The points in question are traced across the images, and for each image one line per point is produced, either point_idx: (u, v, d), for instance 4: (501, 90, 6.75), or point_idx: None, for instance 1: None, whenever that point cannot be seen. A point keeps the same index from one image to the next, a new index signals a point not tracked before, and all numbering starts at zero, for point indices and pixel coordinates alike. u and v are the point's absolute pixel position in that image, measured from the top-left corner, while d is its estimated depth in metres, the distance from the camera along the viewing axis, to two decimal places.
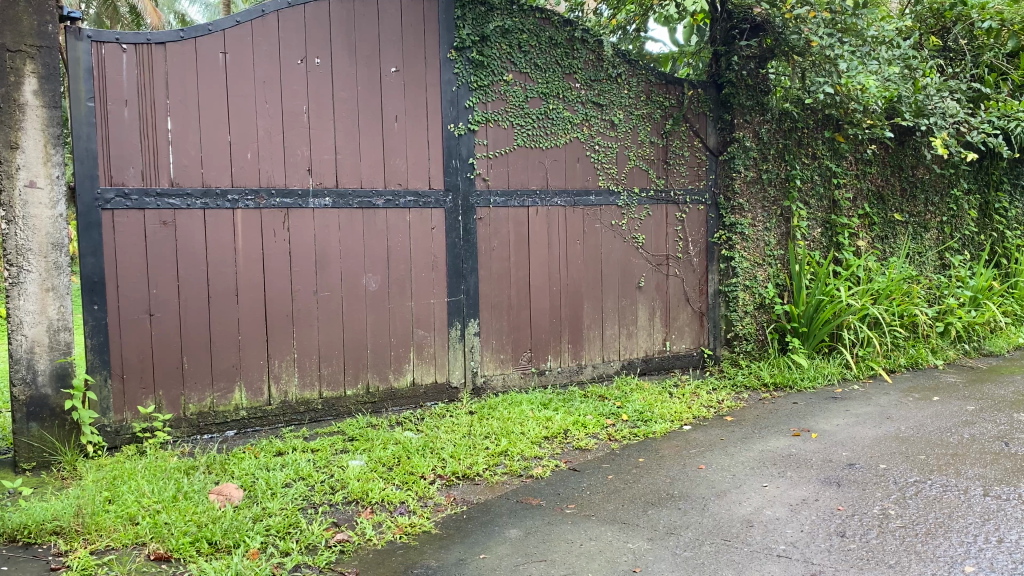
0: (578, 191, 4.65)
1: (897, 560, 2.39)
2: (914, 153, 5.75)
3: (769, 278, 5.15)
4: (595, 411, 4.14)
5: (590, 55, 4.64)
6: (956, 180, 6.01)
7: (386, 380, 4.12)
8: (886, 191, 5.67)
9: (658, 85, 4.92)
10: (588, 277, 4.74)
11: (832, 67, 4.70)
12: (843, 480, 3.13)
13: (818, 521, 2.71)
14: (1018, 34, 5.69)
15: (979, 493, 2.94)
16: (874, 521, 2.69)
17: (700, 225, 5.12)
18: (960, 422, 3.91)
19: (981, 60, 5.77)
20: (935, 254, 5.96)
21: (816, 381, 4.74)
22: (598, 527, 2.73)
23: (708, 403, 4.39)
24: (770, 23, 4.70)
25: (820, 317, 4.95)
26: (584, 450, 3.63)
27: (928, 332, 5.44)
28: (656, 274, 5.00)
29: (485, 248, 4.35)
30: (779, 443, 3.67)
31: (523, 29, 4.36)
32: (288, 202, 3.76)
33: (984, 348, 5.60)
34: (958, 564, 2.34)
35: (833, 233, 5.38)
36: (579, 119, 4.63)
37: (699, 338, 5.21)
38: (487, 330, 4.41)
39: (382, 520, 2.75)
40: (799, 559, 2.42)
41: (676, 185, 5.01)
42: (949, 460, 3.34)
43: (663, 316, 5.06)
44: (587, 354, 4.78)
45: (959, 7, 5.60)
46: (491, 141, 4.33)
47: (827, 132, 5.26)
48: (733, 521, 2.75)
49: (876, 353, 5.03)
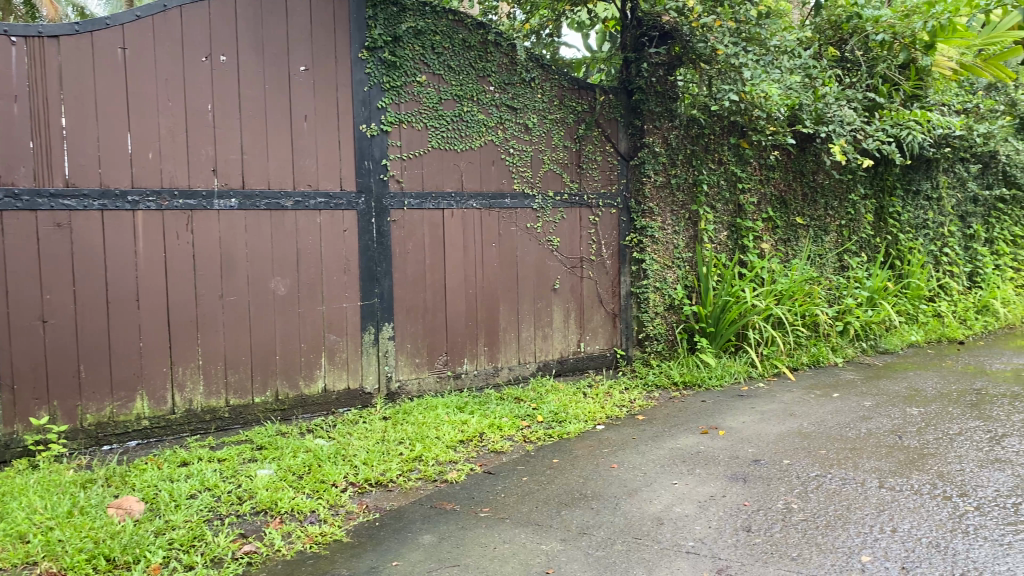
0: (493, 194, 4.66)
1: (799, 553, 2.47)
2: (814, 159, 5.97)
3: (678, 279, 5.31)
4: (511, 413, 4.14)
5: (504, 58, 4.64)
6: (853, 185, 6.27)
7: (296, 386, 4.02)
8: (789, 196, 5.88)
9: (570, 89, 4.96)
10: (504, 279, 4.74)
11: (736, 75, 4.89)
12: (749, 476, 3.22)
13: (725, 517, 2.78)
14: (909, 47, 6.00)
15: (874, 485, 3.07)
16: (777, 515, 2.78)
17: (612, 228, 5.19)
18: (858, 418, 4.08)
19: (876, 70, 6.07)
20: (835, 256, 6.21)
21: (723, 379, 4.90)
22: (512, 529, 2.74)
23: (620, 402, 4.46)
24: (679, 30, 4.84)
25: (726, 317, 5.12)
26: (499, 452, 3.64)
27: (829, 330, 5.67)
28: (570, 276, 5.04)
29: (399, 251, 4.30)
30: (688, 441, 3.76)
31: (436, 30, 4.33)
32: (192, 203, 3.64)
33: (879, 346, 5.89)
34: (855, 553, 2.44)
35: (737, 236, 5.58)
36: (493, 122, 4.64)
37: (612, 339, 5.27)
38: (401, 333, 4.36)
39: (292, 529, 2.69)
40: (706, 555, 2.47)
41: (590, 189, 5.07)
42: (848, 454, 3.48)
43: (577, 317, 5.10)
44: (504, 356, 4.78)
45: (855, 20, 5.90)
46: (405, 142, 4.29)
47: (732, 138, 5.43)
48: (644, 519, 2.80)
49: (779, 352, 5.25)
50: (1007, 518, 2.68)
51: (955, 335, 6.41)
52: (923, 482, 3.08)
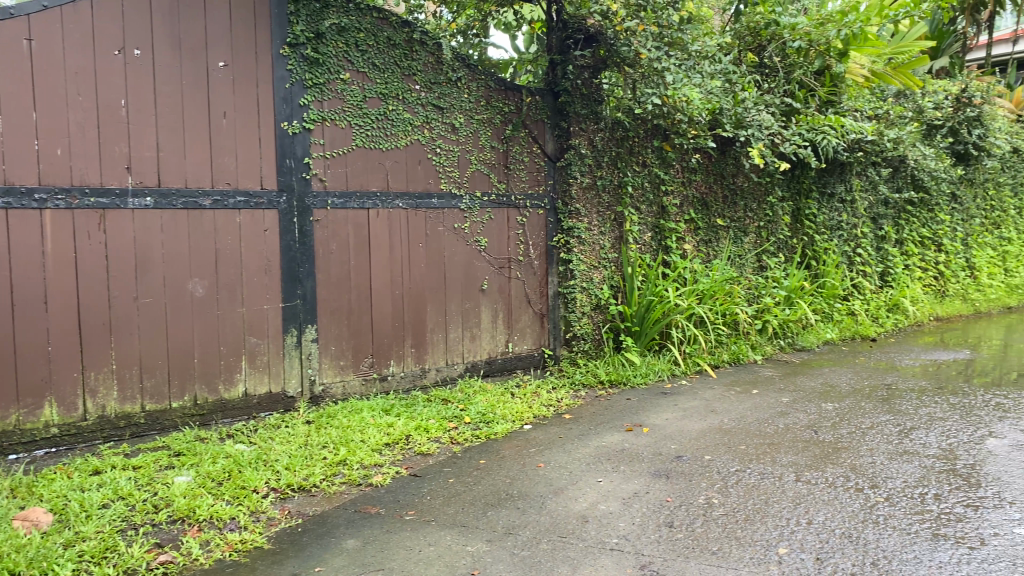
0: (420, 194, 4.62)
1: (719, 547, 2.52)
2: (734, 162, 6.11)
3: (604, 279, 5.37)
4: (438, 414, 4.12)
5: (430, 57, 4.60)
6: (771, 187, 6.45)
7: (215, 391, 3.91)
8: (710, 198, 6.01)
9: (498, 90, 4.95)
10: (431, 280, 4.70)
11: (659, 79, 5.01)
12: (672, 472, 3.28)
13: (648, 513, 2.82)
14: (824, 54, 6.28)
15: (791, 478, 3.16)
16: (699, 510, 2.83)
17: (540, 228, 5.19)
18: (776, 413, 4.20)
19: (793, 77, 6.28)
20: (754, 256, 6.38)
21: (647, 377, 5.00)
22: (438, 531, 2.72)
23: (547, 401, 4.49)
24: (603, 33, 4.92)
25: (651, 316, 5.24)
26: (426, 454, 3.62)
27: (748, 329, 5.82)
28: (499, 276, 5.03)
29: (322, 251, 4.23)
30: (613, 439, 3.80)
31: (360, 27, 4.28)
32: (104, 201, 3.51)
33: (796, 344, 6.09)
34: (773, 546, 2.51)
35: (661, 237, 5.68)
36: (419, 121, 4.60)
37: (540, 339, 5.27)
38: (325, 335, 4.28)
39: (210, 537, 2.62)
40: (630, 551, 2.51)
41: (517, 190, 5.06)
42: (766, 449, 3.57)
43: (505, 318, 5.09)
44: (431, 358, 4.74)
45: (773, 27, 6.10)
46: (328, 141, 4.22)
47: (656, 141, 5.53)
48: (569, 517, 2.82)
49: (701, 350, 5.39)
50: (914, 508, 2.79)
51: (867, 332, 6.66)
52: (837, 474, 3.19)
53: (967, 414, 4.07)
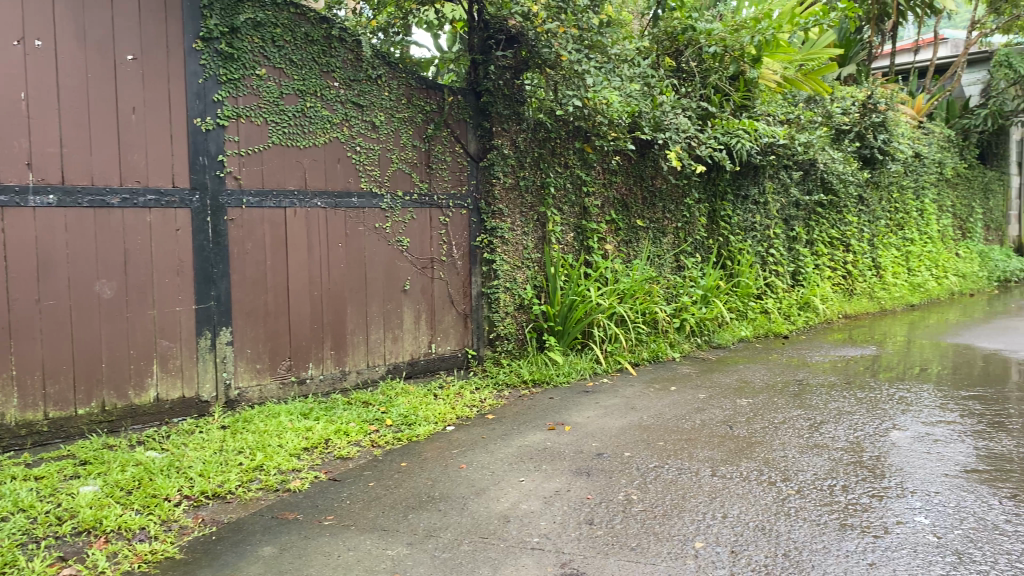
0: (339, 193, 4.54)
1: (637, 543, 2.55)
2: (653, 165, 6.22)
3: (527, 279, 5.39)
4: (359, 417, 4.06)
5: (349, 55, 4.53)
6: (689, 189, 6.60)
7: (124, 397, 3.76)
8: (630, 199, 6.11)
9: (419, 89, 4.90)
10: (351, 281, 4.63)
11: (579, 82, 5.04)
12: (592, 470, 3.31)
13: (569, 511, 2.85)
14: (738, 60, 6.41)
15: (707, 473, 3.23)
16: (618, 507, 2.87)
17: (462, 229, 5.16)
18: (693, 409, 4.30)
19: (709, 81, 6.44)
20: (673, 256, 6.51)
21: (570, 376, 5.05)
22: (357, 536, 2.68)
23: (471, 402, 4.48)
24: (524, 35, 4.91)
25: (573, 316, 5.30)
26: (346, 458, 3.56)
27: (667, 327, 5.95)
28: (421, 277, 4.99)
29: (237, 251, 4.13)
30: (536, 438, 3.82)
31: (276, 23, 4.19)
32: (2, 199, 3.34)
33: (713, 341, 6.26)
34: (689, 540, 2.56)
35: (583, 237, 5.73)
36: (338, 119, 4.52)
37: (463, 339, 5.24)
38: (241, 337, 4.17)
39: (118, 549, 2.52)
40: (551, 550, 2.52)
41: (440, 189, 5.03)
42: (684, 445, 3.64)
43: (428, 318, 5.05)
44: (352, 360, 4.67)
45: (689, 32, 6.21)
46: (243, 138, 4.12)
47: (577, 142, 5.59)
48: (490, 518, 2.81)
49: (622, 348, 5.48)
50: (823, 499, 2.89)
51: (779, 329, 6.88)
52: (751, 468, 3.27)
53: (872, 408, 4.24)
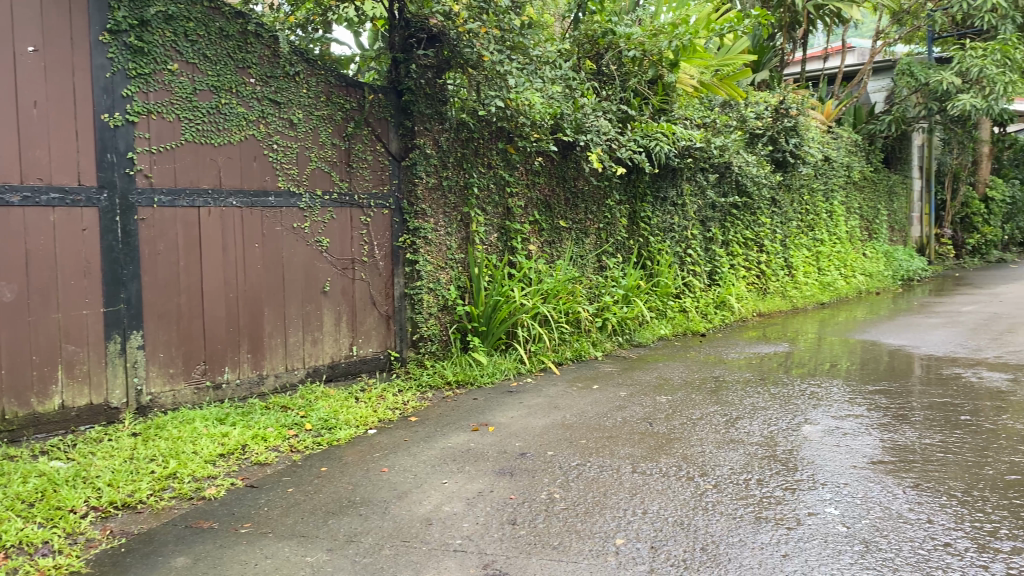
0: (256, 192, 4.43)
1: (560, 541, 2.57)
2: (575, 166, 6.29)
3: (451, 280, 5.37)
4: (277, 422, 3.97)
5: (265, 51, 4.43)
6: (610, 191, 6.68)
7: (27, 405, 3.58)
8: (553, 200, 6.15)
9: (338, 86, 4.83)
10: (268, 282, 4.52)
11: (501, 82, 5.07)
12: (516, 470, 3.32)
13: (491, 512, 2.84)
14: (656, 64, 6.55)
15: (628, 470, 3.28)
16: (541, 506, 2.88)
17: (384, 229, 5.10)
18: (615, 407, 4.35)
19: (628, 84, 6.54)
20: (595, 256, 6.59)
21: (494, 376, 5.06)
22: (275, 543, 2.62)
23: (393, 404, 4.43)
24: (446, 34, 4.85)
25: (497, 316, 5.31)
26: (264, 464, 3.48)
27: (590, 326, 6.01)
28: (341, 278, 4.91)
29: (148, 252, 3.98)
30: (459, 439, 3.80)
31: (189, 16, 4.06)
32: None
33: (634, 340, 6.35)
34: (611, 537, 2.59)
35: (506, 238, 5.74)
36: (255, 116, 4.41)
37: (386, 341, 5.17)
38: (153, 341, 4.03)
39: (18, 565, 2.39)
40: (473, 551, 2.51)
41: (360, 189, 4.96)
42: (605, 443, 3.68)
43: (349, 320, 4.98)
44: (270, 363, 4.56)
45: (609, 36, 6.31)
46: (154, 135, 3.98)
47: (500, 143, 5.61)
48: (413, 521, 2.79)
49: (546, 348, 5.52)
50: (740, 493, 2.97)
51: (697, 328, 7.04)
52: (670, 464, 3.33)
53: (785, 403, 4.38)
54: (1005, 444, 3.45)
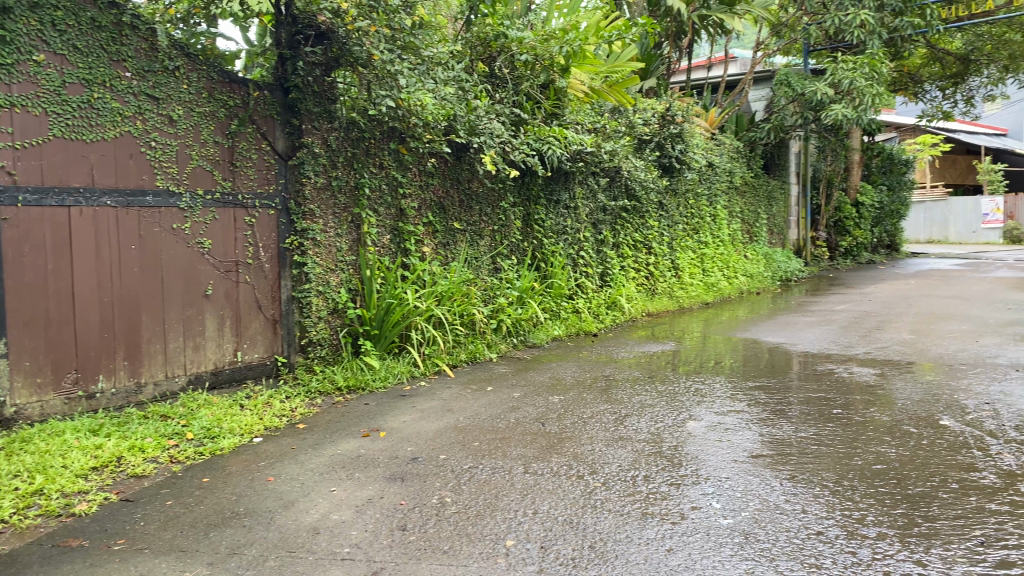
0: (132, 191, 4.23)
1: (450, 545, 2.55)
2: (468, 168, 6.28)
3: (341, 282, 5.27)
4: (155, 432, 3.79)
5: (142, 43, 4.23)
6: (504, 193, 6.71)
7: None
8: (446, 202, 6.12)
9: (221, 82, 4.66)
10: (146, 286, 4.32)
11: (392, 81, 5.00)
12: (406, 475, 3.28)
13: (381, 518, 2.80)
14: (548, 69, 6.60)
15: (520, 471, 3.29)
16: (432, 511, 2.86)
17: (271, 230, 4.95)
18: (508, 408, 4.37)
19: (521, 88, 6.60)
20: (489, 258, 6.60)
21: (386, 381, 4.99)
22: (151, 560, 2.50)
23: (280, 411, 4.31)
24: (334, 31, 4.76)
25: (390, 320, 5.24)
26: (141, 476, 3.31)
27: (484, 328, 6.02)
28: (224, 281, 4.74)
29: (12, 253, 3.74)
30: (349, 445, 3.73)
31: (57, 5, 3.84)
32: None
33: (528, 341, 6.40)
34: (501, 539, 2.59)
35: (399, 240, 5.67)
36: (130, 111, 4.21)
37: (273, 346, 5.01)
38: (18, 350, 3.77)
39: None
40: (361, 559, 2.47)
41: (244, 188, 4.81)
42: (497, 444, 3.69)
43: (233, 325, 4.81)
44: (148, 371, 4.35)
45: (502, 39, 6.33)
46: (17, 129, 3.76)
47: (392, 144, 5.53)
48: (299, 531, 2.71)
49: (440, 351, 5.49)
50: (627, 490, 3.03)
51: (590, 328, 7.17)
52: (561, 464, 3.37)
53: (672, 400, 4.50)
54: (872, 435, 3.66)
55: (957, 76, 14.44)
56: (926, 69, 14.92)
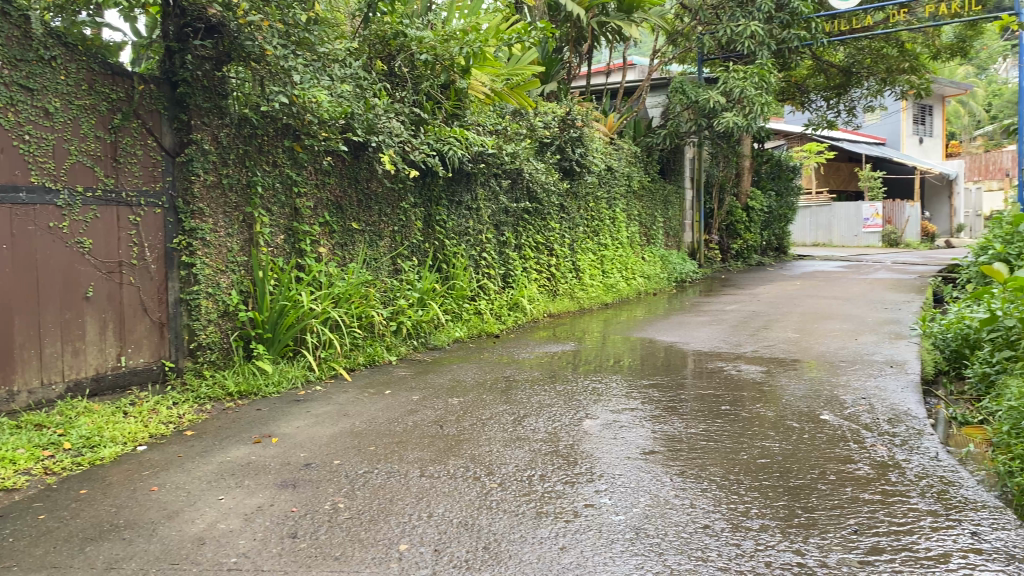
0: (3, 187, 3.98)
1: (342, 552, 2.50)
2: (367, 167, 6.20)
3: (232, 284, 5.10)
4: (28, 442, 3.57)
5: (14, 31, 3.98)
6: (404, 193, 6.66)
7: None
8: (344, 201, 6.02)
9: (102, 74, 4.44)
10: (19, 287, 4.08)
11: (286, 78, 4.92)
12: (299, 481, 3.20)
13: (270, 527, 2.72)
14: (449, 69, 6.59)
15: (416, 474, 3.26)
16: (324, 517, 2.80)
17: (157, 229, 4.75)
18: (406, 411, 4.33)
19: (421, 88, 6.53)
20: (389, 259, 6.52)
21: (280, 385, 4.87)
22: None
23: (166, 418, 4.14)
24: (225, 25, 4.65)
25: (284, 322, 5.13)
26: (11, 490, 3.12)
27: (383, 331, 5.96)
28: (106, 282, 4.52)
29: None
30: (238, 452, 3.62)
31: None
32: None
33: (429, 343, 6.37)
34: (395, 543, 2.56)
35: (294, 240, 5.54)
36: (1, 102, 3.95)
37: (159, 350, 4.80)
38: None
39: None
40: (249, 569, 2.39)
41: (128, 186, 4.60)
42: (394, 448, 3.65)
43: (116, 328, 4.59)
44: (22, 378, 4.09)
45: (401, 37, 6.29)
46: None
47: (286, 141, 5.40)
48: (183, 542, 2.61)
49: (337, 354, 5.39)
50: (523, 490, 3.04)
51: (492, 329, 7.18)
52: (458, 466, 3.36)
53: (569, 399, 4.56)
54: (757, 430, 3.80)
55: (840, 88, 15.18)
56: (812, 80, 15.63)
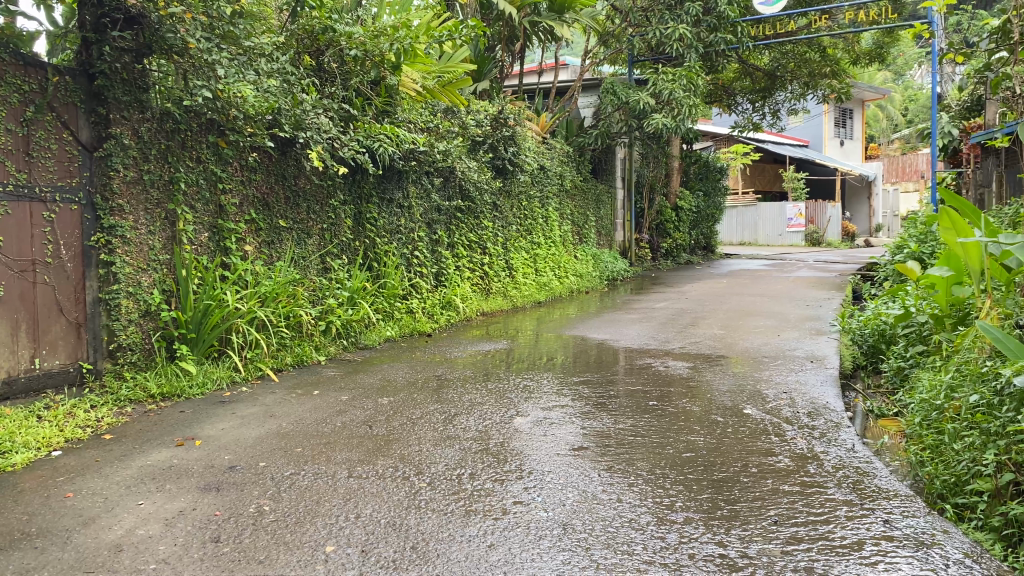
0: None
1: (266, 555, 2.46)
2: (294, 164, 6.10)
3: (154, 283, 4.94)
4: None
5: None
6: (333, 190, 6.57)
7: None
8: (271, 198, 5.91)
9: (13, 64, 4.26)
10: None
11: (210, 71, 4.84)
12: (223, 484, 3.13)
13: (192, 531, 2.66)
14: (378, 65, 6.51)
15: (343, 476, 3.22)
16: (248, 520, 2.75)
17: (73, 226, 4.58)
18: (335, 412, 4.27)
19: (350, 83, 6.47)
20: (318, 257, 6.43)
21: (204, 387, 4.76)
22: None
23: (83, 422, 4.00)
24: (146, 16, 4.60)
25: (208, 322, 5.01)
26: None
27: (312, 330, 5.88)
28: (19, 281, 4.35)
29: None
30: (160, 456, 3.51)
31: None
32: None
33: (359, 343, 6.31)
34: (321, 545, 2.52)
35: (219, 237, 5.42)
36: None
37: (76, 351, 4.63)
38: None
39: None
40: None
41: (42, 181, 4.43)
42: (321, 449, 3.60)
43: (29, 329, 4.42)
44: None
45: (330, 33, 6.16)
46: None
47: (210, 136, 5.26)
48: (100, 549, 2.53)
49: (263, 354, 5.30)
50: (452, 489, 3.04)
51: (424, 328, 7.15)
52: (387, 466, 3.33)
53: (500, 398, 4.57)
54: (683, 425, 3.87)
55: (765, 91, 15.57)
56: (738, 83, 15.98)
